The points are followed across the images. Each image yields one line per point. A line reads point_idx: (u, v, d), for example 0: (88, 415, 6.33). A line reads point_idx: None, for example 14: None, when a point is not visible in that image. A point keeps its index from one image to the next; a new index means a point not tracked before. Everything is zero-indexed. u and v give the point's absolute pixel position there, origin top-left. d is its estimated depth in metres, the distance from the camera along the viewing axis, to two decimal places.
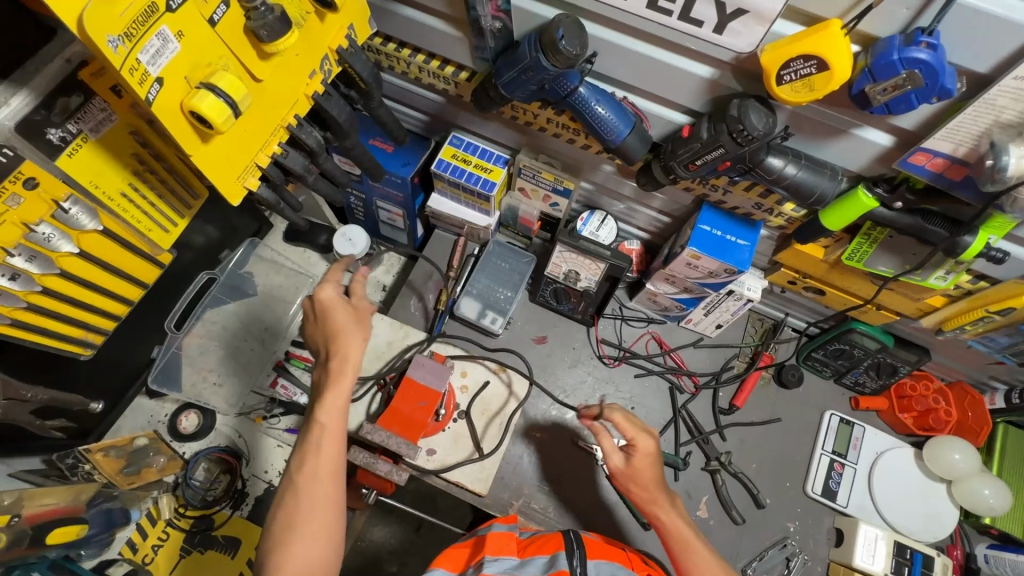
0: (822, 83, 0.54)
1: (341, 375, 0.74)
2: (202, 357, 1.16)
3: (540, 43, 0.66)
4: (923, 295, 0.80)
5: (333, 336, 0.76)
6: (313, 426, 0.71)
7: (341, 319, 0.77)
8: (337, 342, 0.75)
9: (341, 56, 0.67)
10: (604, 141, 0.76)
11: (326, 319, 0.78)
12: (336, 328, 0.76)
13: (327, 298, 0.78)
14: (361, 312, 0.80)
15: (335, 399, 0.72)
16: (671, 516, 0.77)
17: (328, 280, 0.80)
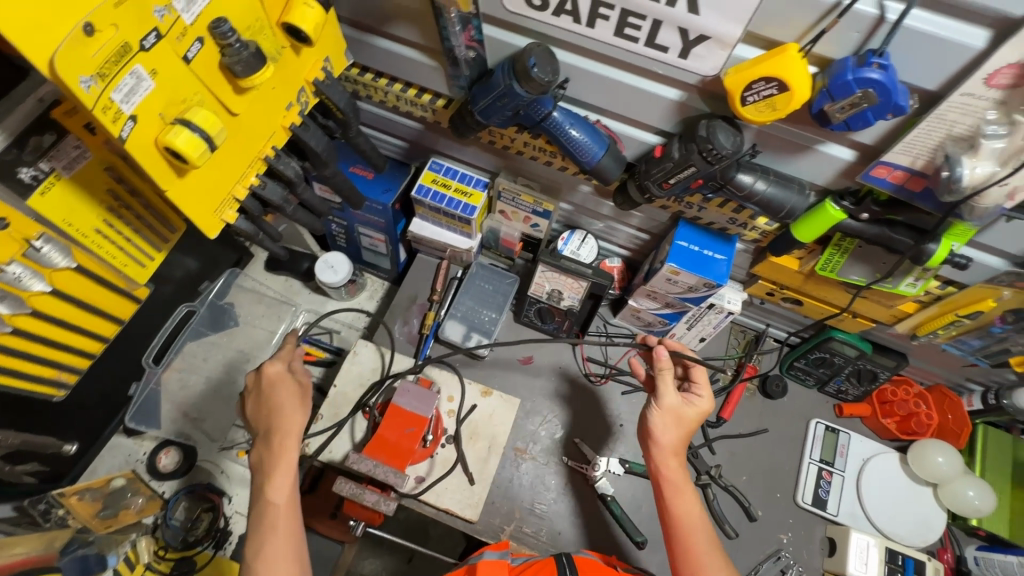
0: (783, 103, 0.57)
1: (284, 454, 0.74)
2: (181, 392, 1.14)
3: (513, 70, 0.67)
4: (895, 302, 0.82)
5: (274, 410, 0.76)
6: (265, 505, 0.72)
7: (275, 393, 0.77)
8: (277, 419, 0.75)
9: (317, 88, 0.68)
10: (579, 163, 0.77)
11: (270, 394, 0.78)
12: (272, 399, 0.77)
13: (274, 372, 0.79)
14: (305, 389, 0.80)
15: (284, 479, 0.72)
16: (687, 500, 0.78)
17: (279, 356, 0.81)
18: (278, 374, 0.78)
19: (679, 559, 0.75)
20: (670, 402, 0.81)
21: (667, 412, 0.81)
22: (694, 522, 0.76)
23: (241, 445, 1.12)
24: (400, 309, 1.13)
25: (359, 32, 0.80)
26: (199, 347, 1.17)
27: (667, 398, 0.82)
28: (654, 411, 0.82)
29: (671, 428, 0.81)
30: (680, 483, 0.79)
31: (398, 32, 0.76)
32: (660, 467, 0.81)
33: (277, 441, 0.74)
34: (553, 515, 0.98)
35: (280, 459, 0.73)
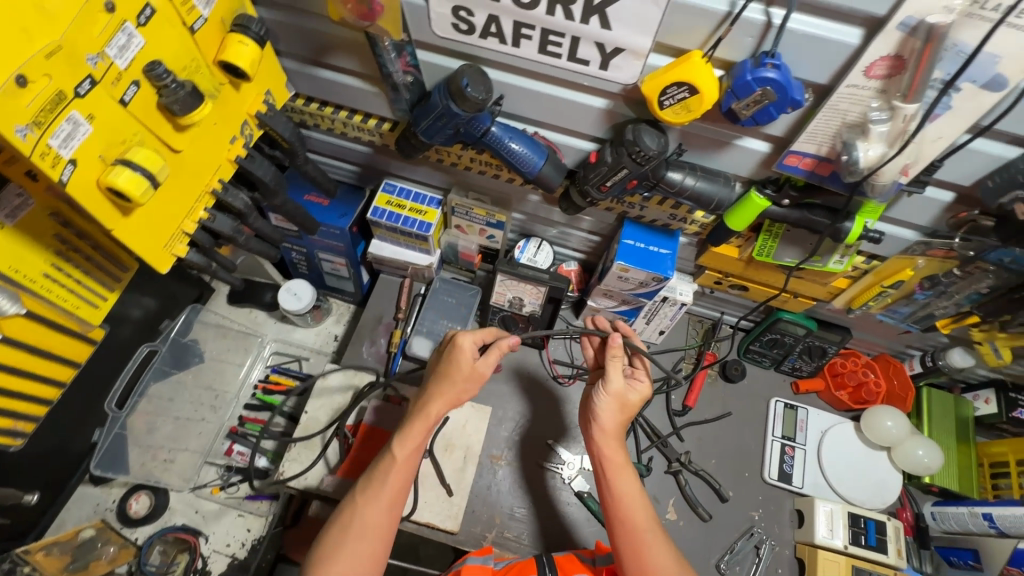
0: (696, 104, 0.62)
1: (426, 417, 0.79)
2: (151, 436, 1.11)
3: (448, 91, 0.71)
4: (828, 279, 0.88)
5: (442, 378, 0.80)
6: (386, 456, 0.78)
7: (459, 368, 0.79)
8: (442, 386, 0.79)
9: (260, 120, 0.70)
10: (522, 173, 0.81)
11: (444, 365, 0.81)
12: (448, 372, 0.80)
13: (460, 346, 0.80)
14: (478, 374, 0.81)
15: (409, 439, 0.78)
16: (627, 483, 0.80)
17: (470, 331, 0.83)
18: (464, 349, 0.80)
19: (624, 548, 0.76)
20: (617, 387, 0.84)
21: (614, 396, 0.84)
22: (632, 505, 0.78)
23: (215, 482, 1.13)
24: (367, 330, 1.14)
25: (300, 64, 0.83)
26: (164, 387, 1.15)
27: (614, 382, 0.84)
28: (599, 394, 0.84)
29: (614, 411, 0.84)
30: (620, 467, 0.81)
31: (337, 62, 0.79)
32: (604, 453, 0.83)
33: (436, 403, 0.80)
34: (533, 517, 0.99)
35: (420, 420, 0.79)
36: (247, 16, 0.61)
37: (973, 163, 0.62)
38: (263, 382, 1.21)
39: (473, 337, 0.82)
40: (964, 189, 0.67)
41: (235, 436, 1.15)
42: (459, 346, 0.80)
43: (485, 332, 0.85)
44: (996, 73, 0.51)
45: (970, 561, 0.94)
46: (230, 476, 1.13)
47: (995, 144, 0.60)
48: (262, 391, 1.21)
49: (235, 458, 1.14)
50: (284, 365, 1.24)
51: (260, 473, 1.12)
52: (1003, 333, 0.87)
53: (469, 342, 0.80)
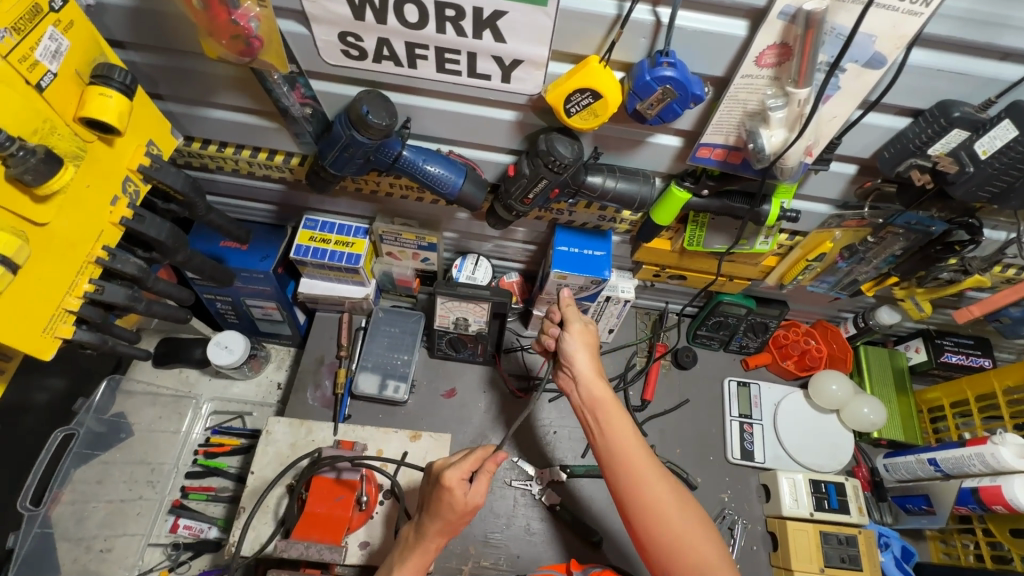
0: (602, 109, 0.61)
1: (423, 549, 0.74)
2: (81, 526, 1.01)
3: (350, 121, 0.67)
4: (758, 259, 0.91)
5: (433, 511, 0.73)
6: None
7: (449, 506, 0.72)
8: (432, 519, 0.73)
9: (145, 174, 0.63)
10: (443, 195, 0.78)
11: (437, 504, 0.73)
12: (437, 507, 0.73)
13: (448, 485, 0.72)
14: (471, 508, 0.74)
15: (409, 569, 0.73)
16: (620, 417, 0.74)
17: (462, 462, 0.74)
18: (453, 489, 0.72)
19: (620, 482, 0.70)
20: (578, 325, 0.81)
21: (580, 337, 0.80)
22: (627, 446, 0.72)
23: (164, 563, 1.03)
24: (310, 374, 1.09)
25: (188, 106, 0.77)
26: (89, 471, 1.04)
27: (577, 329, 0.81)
28: (567, 337, 0.80)
29: (585, 352, 0.80)
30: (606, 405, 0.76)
31: (228, 101, 0.74)
32: (592, 394, 0.77)
33: (426, 538, 0.74)
34: (508, 540, 0.97)
35: (413, 554, 0.74)
36: (107, 66, 0.55)
37: (869, 137, 0.65)
38: (204, 446, 1.12)
39: (463, 469, 0.73)
40: (865, 161, 0.69)
41: (178, 509, 1.06)
42: (446, 485, 0.72)
43: (476, 455, 0.75)
44: (875, 51, 0.53)
45: (925, 506, 0.99)
46: (180, 554, 1.04)
47: (887, 116, 0.63)
48: (203, 456, 1.11)
49: (182, 533, 1.05)
50: (226, 425, 1.15)
51: (212, 544, 1.04)
52: (921, 288, 0.92)
53: (459, 479, 0.72)
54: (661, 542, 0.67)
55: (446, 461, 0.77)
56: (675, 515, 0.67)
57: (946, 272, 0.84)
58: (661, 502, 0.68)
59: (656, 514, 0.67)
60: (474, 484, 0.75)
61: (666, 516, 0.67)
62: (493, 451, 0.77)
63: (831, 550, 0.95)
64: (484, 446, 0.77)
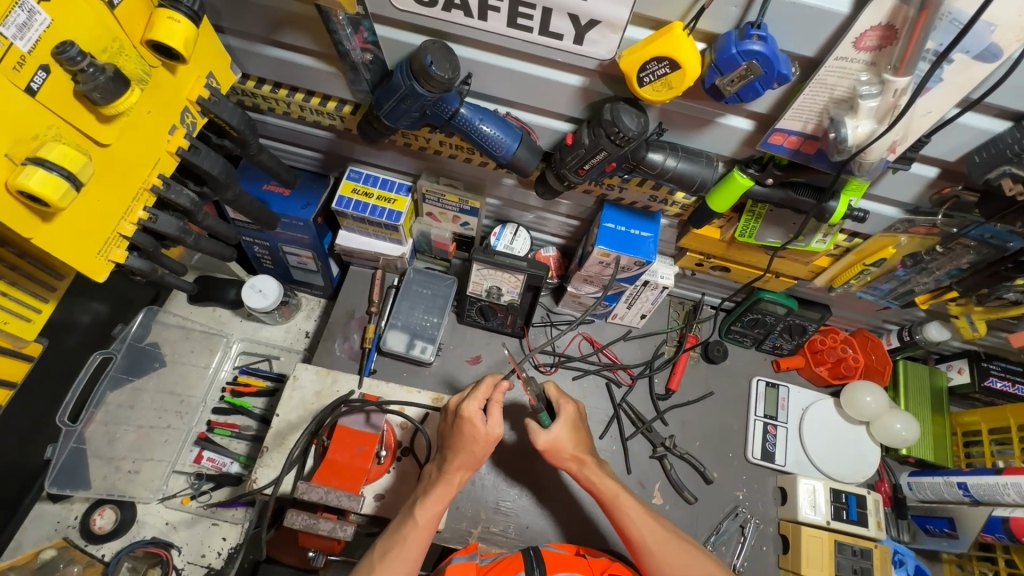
0: (678, 80, 0.58)
1: (446, 485, 0.79)
2: (113, 446, 1.06)
3: (411, 70, 0.65)
4: (810, 258, 0.87)
5: (457, 446, 0.80)
6: (407, 520, 0.77)
7: (471, 435, 0.78)
8: (456, 456, 0.79)
9: (203, 106, 0.63)
10: (496, 158, 0.76)
11: (457, 432, 0.80)
12: (460, 440, 0.79)
13: (467, 415, 0.79)
14: (491, 438, 0.79)
15: (435, 502, 0.78)
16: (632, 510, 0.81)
17: (472, 393, 0.81)
18: (472, 419, 0.79)
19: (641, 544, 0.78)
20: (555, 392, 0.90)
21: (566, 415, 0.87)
22: (622, 500, 0.82)
23: (186, 491, 1.07)
24: (339, 325, 1.10)
25: (247, 42, 0.75)
26: (122, 396, 1.08)
27: (568, 409, 0.88)
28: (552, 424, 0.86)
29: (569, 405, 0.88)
30: (588, 465, 0.85)
31: (288, 40, 0.72)
32: (606, 490, 0.83)
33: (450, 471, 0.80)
34: (519, 510, 0.98)
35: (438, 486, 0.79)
36: None
37: (960, 139, 0.60)
38: (231, 384, 1.15)
39: (478, 401, 0.81)
40: (949, 165, 0.65)
41: (203, 442, 1.10)
42: (466, 415, 0.79)
43: (486, 387, 0.83)
44: (991, 42, 0.49)
45: (946, 528, 0.96)
46: (201, 484, 1.08)
47: (984, 117, 0.58)
48: (230, 394, 1.15)
49: (205, 465, 1.09)
50: (253, 365, 1.18)
51: (233, 479, 1.08)
52: (980, 306, 0.87)
53: (476, 409, 0.79)
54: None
55: (460, 396, 0.84)
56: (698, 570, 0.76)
57: (1012, 293, 0.79)
58: (680, 561, 0.77)
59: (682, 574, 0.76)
60: (490, 418, 0.81)
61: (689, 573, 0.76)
62: (498, 381, 0.84)
63: (844, 560, 0.93)
64: (490, 378, 0.84)
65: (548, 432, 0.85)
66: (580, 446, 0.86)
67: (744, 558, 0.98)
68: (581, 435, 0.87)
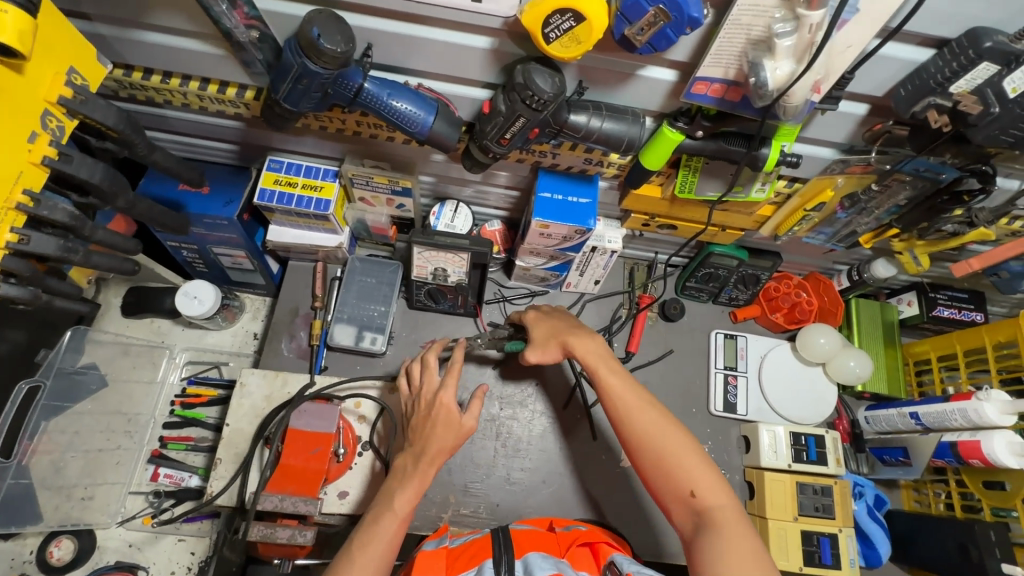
0: (586, 34, 0.53)
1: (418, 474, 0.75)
2: (60, 475, 0.98)
3: (300, 47, 0.59)
4: (753, 208, 0.85)
5: (431, 431, 0.78)
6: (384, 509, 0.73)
7: (446, 422, 0.78)
8: (429, 443, 0.77)
9: (68, 107, 0.56)
10: (412, 135, 0.71)
11: (432, 418, 0.79)
12: (433, 426, 0.78)
13: (444, 402, 0.80)
14: (465, 429, 0.79)
15: (409, 491, 0.74)
16: (611, 379, 0.76)
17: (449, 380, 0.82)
18: (447, 406, 0.80)
19: (615, 411, 0.74)
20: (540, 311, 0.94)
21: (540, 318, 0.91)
22: (601, 369, 0.78)
23: (146, 511, 1.05)
24: (284, 325, 1.05)
25: (119, 28, 0.67)
26: (63, 421, 0.99)
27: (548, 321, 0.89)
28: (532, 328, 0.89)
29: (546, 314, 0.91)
30: (570, 339, 0.83)
31: (163, 21, 0.65)
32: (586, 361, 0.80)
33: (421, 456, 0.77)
34: (487, 490, 0.98)
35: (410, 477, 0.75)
36: None
37: (885, 73, 0.58)
38: (181, 396, 1.11)
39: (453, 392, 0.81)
40: (877, 100, 0.63)
41: (158, 459, 1.07)
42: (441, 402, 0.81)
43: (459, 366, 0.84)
44: None
45: (902, 457, 1.00)
46: (162, 502, 1.05)
47: (907, 47, 0.56)
48: (180, 406, 1.11)
49: (163, 481, 1.06)
50: (202, 374, 1.14)
51: (194, 493, 1.05)
52: (922, 241, 0.87)
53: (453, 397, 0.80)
54: (641, 445, 0.70)
55: (432, 384, 0.85)
56: (668, 437, 0.70)
57: (951, 225, 0.79)
58: (656, 432, 0.70)
59: (653, 443, 0.70)
60: (467, 411, 0.81)
61: (659, 439, 0.70)
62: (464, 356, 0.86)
63: (806, 500, 0.96)
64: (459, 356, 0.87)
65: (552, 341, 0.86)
66: (559, 331, 0.86)
67: None
68: (565, 320, 0.88)
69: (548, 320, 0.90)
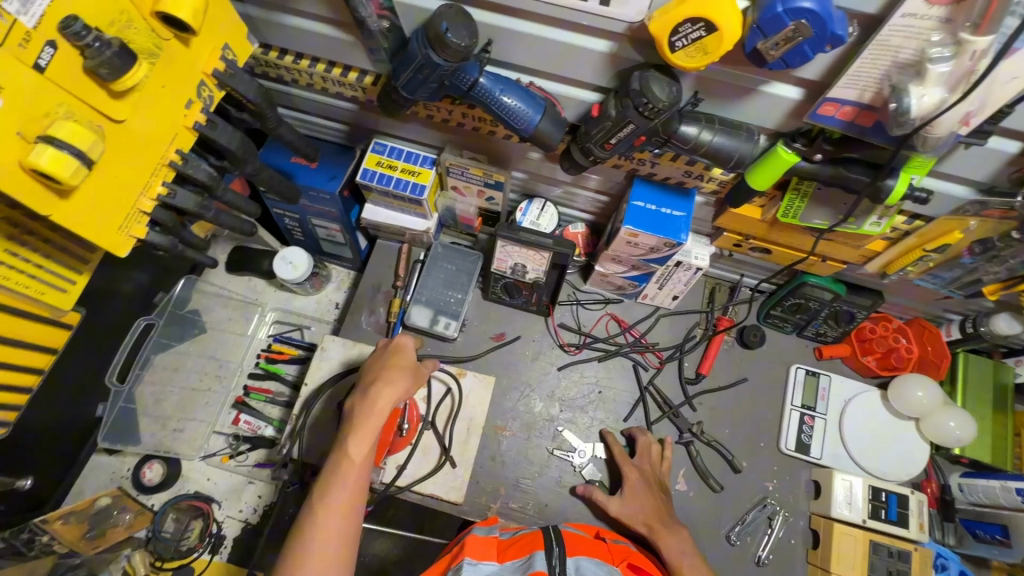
0: (714, 45, 0.52)
1: (376, 414, 0.75)
2: (159, 405, 1.13)
3: (427, 38, 0.62)
4: (863, 242, 0.79)
5: (375, 382, 0.78)
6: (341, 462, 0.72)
7: (398, 364, 0.82)
8: (379, 382, 0.78)
9: (219, 80, 0.62)
10: (517, 131, 0.72)
11: (388, 362, 0.82)
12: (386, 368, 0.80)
13: (401, 348, 0.85)
14: (420, 373, 0.82)
15: (364, 437, 0.73)
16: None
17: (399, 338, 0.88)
18: (404, 352, 0.84)
19: None
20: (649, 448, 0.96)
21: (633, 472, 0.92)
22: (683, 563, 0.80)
23: (224, 451, 1.13)
24: (366, 299, 1.11)
25: (267, 12, 0.73)
26: (167, 358, 1.16)
27: (628, 468, 0.93)
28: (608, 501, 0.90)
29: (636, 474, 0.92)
30: (661, 528, 0.85)
31: (306, 7, 0.70)
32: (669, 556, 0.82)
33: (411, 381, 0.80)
34: (540, 487, 0.97)
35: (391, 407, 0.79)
36: None
37: None
38: (265, 350, 1.19)
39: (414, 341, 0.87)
40: None
41: (241, 405, 1.15)
42: (400, 345, 0.85)
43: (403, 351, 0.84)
44: None
45: (999, 536, 0.90)
46: (239, 446, 1.13)
47: None
48: (264, 361, 1.19)
49: (241, 427, 1.14)
50: (286, 335, 1.22)
51: (267, 441, 1.13)
52: None
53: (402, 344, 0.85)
54: None
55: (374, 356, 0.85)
56: None
57: None
58: None
59: None
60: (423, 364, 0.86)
61: None
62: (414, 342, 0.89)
63: (879, 561, 0.89)
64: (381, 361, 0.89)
65: (619, 498, 0.90)
66: (653, 514, 0.87)
67: (771, 549, 0.95)
68: (654, 498, 0.89)
69: (644, 489, 0.90)
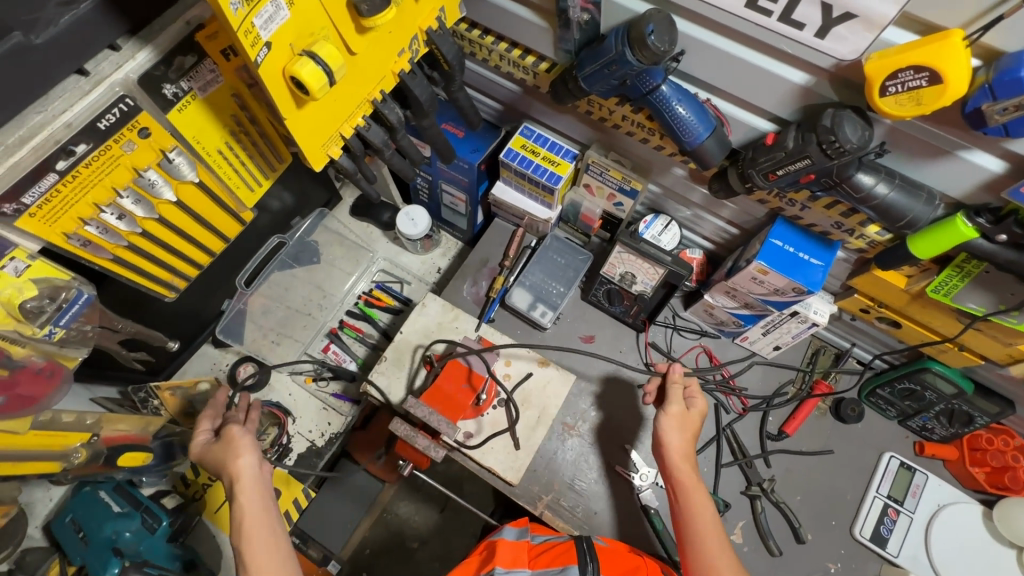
0: (932, 97, 0.51)
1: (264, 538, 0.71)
2: (265, 317, 1.24)
3: (627, 36, 0.65)
4: (1015, 341, 0.74)
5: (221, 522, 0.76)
6: None
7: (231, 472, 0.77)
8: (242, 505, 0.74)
9: (429, 37, 0.68)
10: (680, 143, 0.73)
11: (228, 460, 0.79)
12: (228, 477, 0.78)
13: (230, 440, 0.81)
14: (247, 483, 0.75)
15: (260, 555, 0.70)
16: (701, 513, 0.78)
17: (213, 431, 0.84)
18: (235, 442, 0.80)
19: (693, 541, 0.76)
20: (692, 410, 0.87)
21: (674, 418, 0.86)
22: (706, 527, 0.76)
23: (309, 372, 1.23)
24: (471, 270, 1.14)
25: None
26: (283, 276, 1.27)
27: (700, 401, 0.89)
28: (660, 416, 0.86)
29: (676, 430, 0.85)
30: (693, 487, 0.80)
31: None
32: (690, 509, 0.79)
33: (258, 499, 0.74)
34: (599, 493, 0.96)
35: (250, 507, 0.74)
36: None
37: None
38: (366, 294, 1.28)
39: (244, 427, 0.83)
40: None
41: (333, 336, 1.24)
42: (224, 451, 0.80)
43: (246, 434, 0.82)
44: None
45: None
46: (322, 372, 1.23)
47: None
48: (362, 303, 1.27)
49: (330, 356, 1.24)
50: (387, 284, 1.30)
51: (349, 376, 1.22)
52: None
53: (239, 432, 0.81)
54: None
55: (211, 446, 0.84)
56: None
57: None
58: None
59: None
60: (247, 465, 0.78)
61: None
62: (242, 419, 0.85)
63: None
64: (209, 408, 0.91)
65: (671, 430, 0.85)
66: (687, 449, 0.84)
67: None
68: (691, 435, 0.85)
69: (683, 432, 0.85)
